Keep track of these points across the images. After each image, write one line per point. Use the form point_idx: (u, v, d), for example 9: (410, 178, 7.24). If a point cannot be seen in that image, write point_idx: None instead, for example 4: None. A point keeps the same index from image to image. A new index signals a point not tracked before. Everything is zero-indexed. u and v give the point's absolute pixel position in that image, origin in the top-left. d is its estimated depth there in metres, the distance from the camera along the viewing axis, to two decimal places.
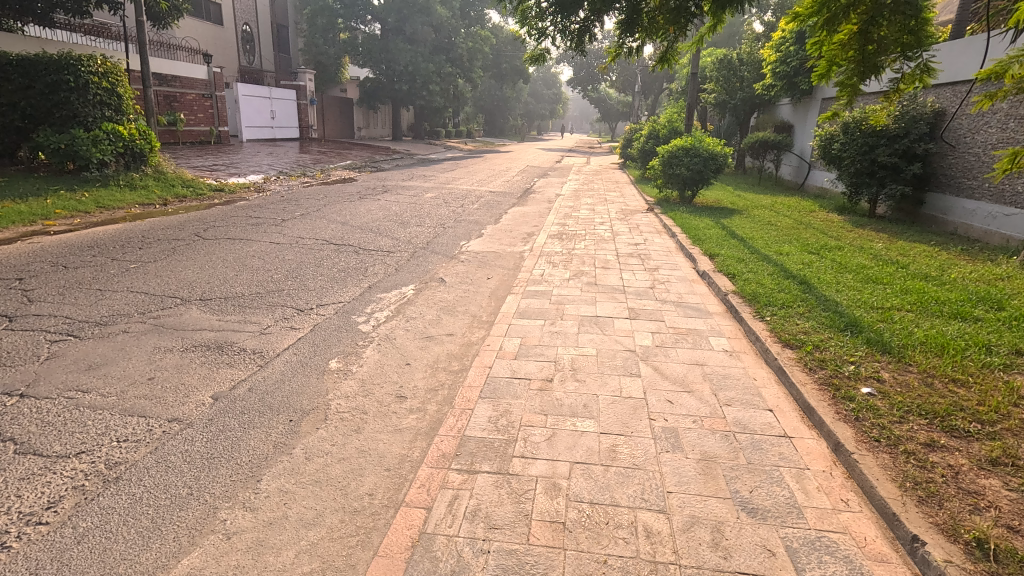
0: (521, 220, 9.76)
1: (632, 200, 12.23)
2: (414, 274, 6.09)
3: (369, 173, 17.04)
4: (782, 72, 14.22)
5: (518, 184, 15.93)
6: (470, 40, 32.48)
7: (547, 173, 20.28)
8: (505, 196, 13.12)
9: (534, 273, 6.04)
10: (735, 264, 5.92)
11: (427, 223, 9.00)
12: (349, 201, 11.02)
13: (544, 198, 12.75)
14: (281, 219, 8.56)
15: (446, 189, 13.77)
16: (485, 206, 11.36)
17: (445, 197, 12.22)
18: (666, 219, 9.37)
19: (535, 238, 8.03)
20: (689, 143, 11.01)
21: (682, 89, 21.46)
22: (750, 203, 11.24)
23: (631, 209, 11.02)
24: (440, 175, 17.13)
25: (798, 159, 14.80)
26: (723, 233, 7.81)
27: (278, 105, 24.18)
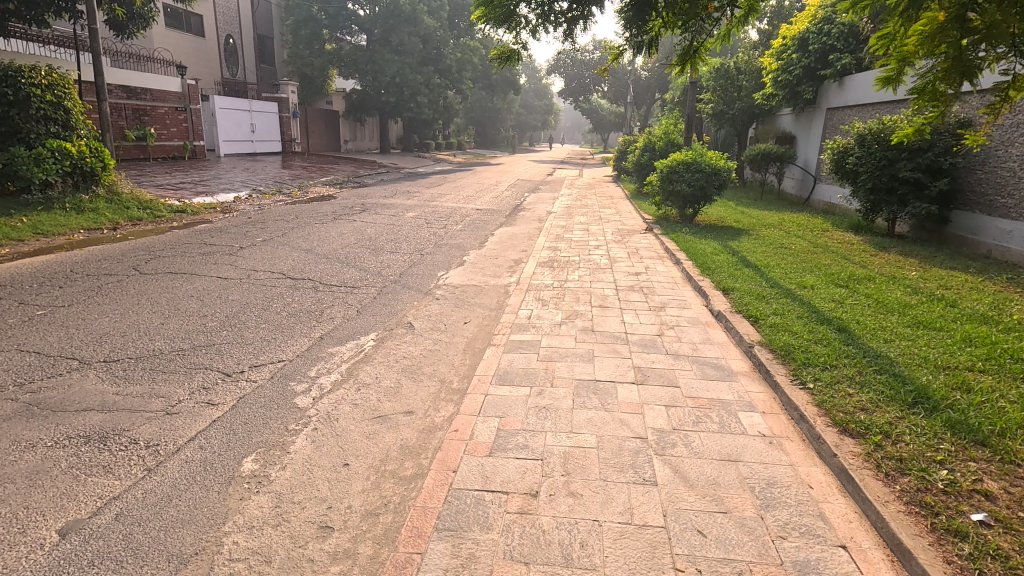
0: (509, 243, 8.88)
1: (628, 219, 11.38)
2: (379, 317, 5.18)
3: (350, 190, 16.18)
4: (785, 81, 13.52)
5: (507, 200, 15.06)
6: (458, 51, 31.89)
7: (536, 187, 19.44)
8: (493, 214, 12.26)
9: (520, 315, 5.14)
10: (755, 303, 5.04)
11: (403, 249, 8.11)
12: (321, 222, 10.14)
13: (534, 217, 11.91)
14: (238, 247, 7.63)
15: (429, 207, 12.89)
16: (470, 226, 10.50)
17: (428, 216, 11.35)
18: (668, 241, 8.48)
19: (523, 266, 7.14)
20: (690, 157, 10.20)
21: (677, 99, 20.79)
22: (756, 222, 10.42)
23: (627, 229, 10.17)
24: (425, 191, 16.26)
25: (802, 172, 14.02)
26: (734, 260, 6.94)
27: (259, 119, 23.29)
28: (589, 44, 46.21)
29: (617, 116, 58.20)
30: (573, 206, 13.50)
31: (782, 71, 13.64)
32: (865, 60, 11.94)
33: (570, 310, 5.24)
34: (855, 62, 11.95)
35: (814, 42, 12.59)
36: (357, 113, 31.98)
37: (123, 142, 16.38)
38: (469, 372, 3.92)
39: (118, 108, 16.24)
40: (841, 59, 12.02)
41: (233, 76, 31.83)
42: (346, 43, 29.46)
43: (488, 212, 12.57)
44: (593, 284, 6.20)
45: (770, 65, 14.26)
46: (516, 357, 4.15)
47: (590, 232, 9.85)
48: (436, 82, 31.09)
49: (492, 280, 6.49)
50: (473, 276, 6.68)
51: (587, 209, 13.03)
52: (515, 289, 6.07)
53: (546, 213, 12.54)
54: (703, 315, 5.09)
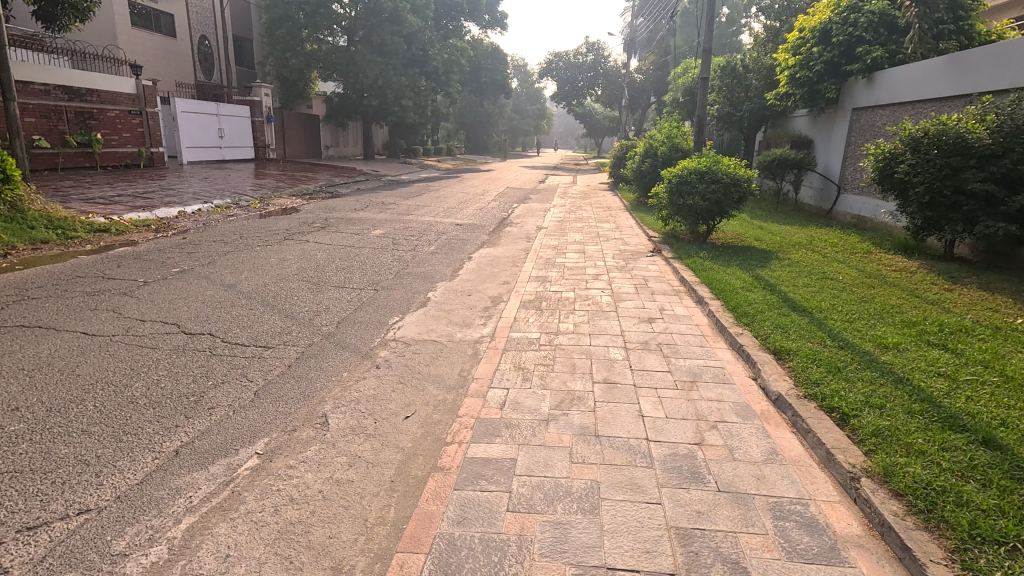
0: (488, 270, 7.31)
1: (628, 236, 9.82)
2: (284, 403, 3.57)
3: (319, 201, 14.59)
4: (804, 79, 12.06)
5: (493, 212, 13.51)
6: (445, 52, 30.42)
7: (526, 196, 17.91)
8: (474, 230, 10.69)
9: (489, 401, 3.55)
10: (832, 382, 3.50)
11: (354, 281, 6.52)
12: (267, 244, 8.54)
13: (522, 234, 10.34)
14: (139, 283, 6.00)
15: (402, 221, 11.31)
16: (444, 247, 8.93)
17: (397, 234, 9.77)
18: (683, 269, 6.89)
19: (502, 308, 5.57)
20: (704, 166, 8.67)
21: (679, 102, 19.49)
22: (781, 241, 8.88)
23: (631, 250, 8.60)
24: (403, 202, 14.66)
25: (822, 180, 12.55)
26: (775, 300, 5.39)
27: (228, 123, 21.66)
28: (581, 46, 44.83)
29: (612, 120, 56.90)
30: (566, 220, 11.95)
31: (800, 67, 12.20)
32: (899, 53, 10.46)
33: (564, 392, 3.64)
34: (887, 56, 10.48)
35: (837, 34, 11.16)
36: (338, 117, 30.43)
37: (65, 149, 14.81)
38: (389, 545, 2.30)
39: (59, 112, 14.61)
40: (871, 52, 10.59)
41: (206, 79, 30.16)
42: (326, 43, 27.91)
43: (470, 228, 11.00)
44: (595, 340, 4.61)
45: (784, 61, 12.87)
46: (474, 502, 2.54)
47: (588, 254, 8.28)
48: (421, 84, 29.61)
49: (459, 331, 4.90)
50: (434, 325, 5.10)
51: (583, 223, 11.51)
52: (489, 348, 4.46)
53: (535, 228, 10.99)
54: (757, 404, 3.48)
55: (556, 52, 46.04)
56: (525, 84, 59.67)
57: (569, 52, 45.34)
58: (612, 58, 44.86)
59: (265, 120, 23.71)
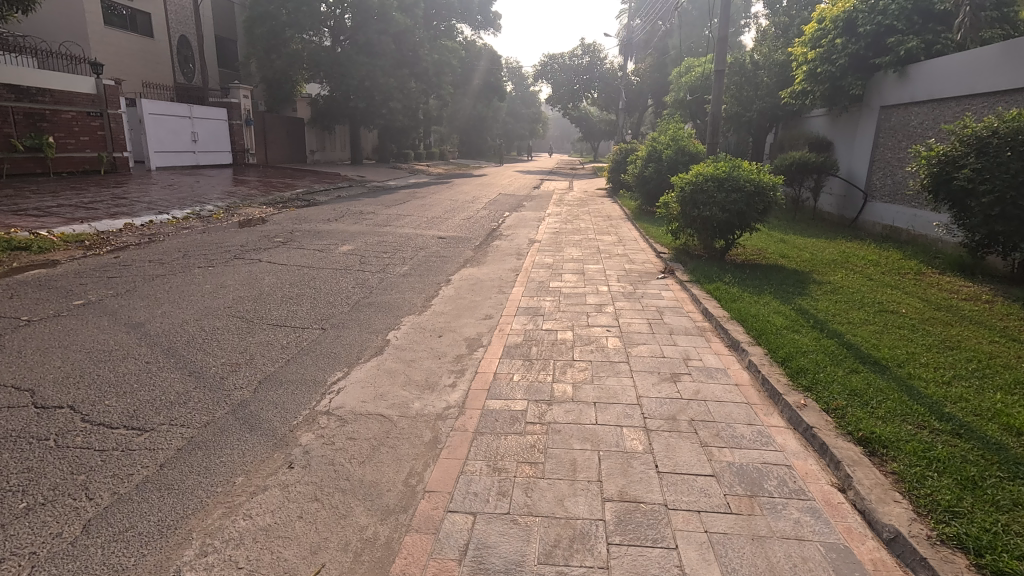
0: (467, 298, 6.08)
1: (633, 252, 8.57)
2: (123, 546, 2.29)
3: (292, 210, 13.31)
4: (825, 74, 10.84)
5: (481, 222, 12.28)
6: (435, 53, 29.23)
7: (519, 204, 16.70)
8: (458, 244, 9.44)
9: (444, 543, 2.29)
10: (980, 512, 2.26)
11: (299, 317, 5.25)
12: (211, 264, 7.26)
13: (512, 249, 9.09)
14: (20, 323, 4.74)
15: (378, 234, 10.09)
16: (421, 266, 7.66)
17: (369, 251, 8.50)
18: (705, 298, 5.65)
19: (479, 357, 4.32)
20: (723, 172, 7.43)
21: (682, 102, 18.42)
22: (812, 258, 7.65)
23: (638, 270, 7.36)
24: (383, 211, 13.38)
25: (845, 186, 11.38)
26: (834, 346, 4.16)
27: (202, 126, 20.38)
28: (577, 48, 43.68)
29: (609, 123, 55.92)
30: (562, 231, 10.70)
31: (820, 62, 10.95)
32: (936, 44, 9.29)
33: (560, 524, 2.38)
34: (923, 47, 9.31)
35: (864, 23, 9.97)
36: (324, 120, 29.16)
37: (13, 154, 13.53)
38: None
39: (5, 113, 13.33)
40: (904, 42, 9.44)
41: (186, 81, 28.87)
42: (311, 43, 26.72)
43: (454, 242, 9.74)
44: (603, 415, 3.35)
45: (802, 56, 11.65)
46: None
47: (588, 275, 7.02)
48: (410, 86, 28.40)
49: (418, 398, 3.62)
50: (386, 386, 3.81)
51: (582, 235, 10.27)
52: (455, 430, 3.20)
53: (528, 242, 9.75)
54: (862, 551, 2.21)
55: (550, 53, 44.86)
56: (519, 87, 58.48)
57: (564, 54, 44.14)
58: (609, 60, 43.75)
59: (243, 123, 22.44)
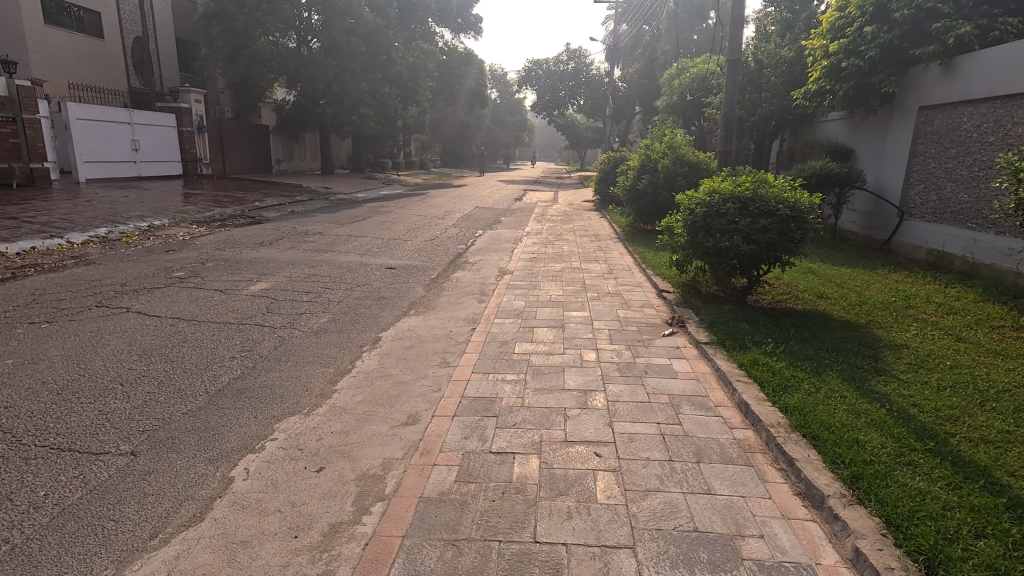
0: (391, 377, 4.19)
1: (627, 290, 6.72)
2: None
3: (226, 232, 11.33)
4: (851, 70, 9.07)
5: (445, 244, 10.42)
6: (410, 55, 27.49)
7: (496, 220, 14.88)
8: (411, 279, 7.56)
9: None
10: None
11: (106, 428, 3.30)
12: (53, 317, 5.31)
13: (476, 285, 7.23)
14: None
15: (312, 263, 8.19)
16: (349, 315, 5.77)
17: (288, 290, 6.58)
18: (738, 381, 3.82)
19: (366, 535, 2.42)
20: (746, 191, 5.64)
21: (677, 105, 16.85)
22: (860, 301, 5.88)
23: (635, 319, 5.53)
24: (335, 230, 11.47)
25: (873, 201, 9.67)
26: (1002, 512, 2.34)
27: (144, 133, 18.33)
28: (562, 54, 42.22)
29: (596, 131, 54.57)
30: (540, 258, 8.85)
31: (845, 56, 9.15)
32: (994, 29, 7.64)
33: None
34: (978, 33, 7.65)
35: (901, 7, 8.29)
36: (291, 127, 27.19)
37: None
38: None
39: None
40: (954, 28, 7.77)
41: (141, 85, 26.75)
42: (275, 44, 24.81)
43: (405, 273, 7.87)
44: None
45: (820, 49, 9.88)
46: None
47: (569, 331, 5.18)
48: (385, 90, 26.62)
49: None
50: None
51: (564, 263, 8.44)
52: None
53: (498, 273, 7.88)
54: None
55: (535, 59, 43.40)
56: (504, 95, 56.95)
57: (549, 60, 42.64)
58: (594, 65, 42.31)
59: (195, 130, 20.41)
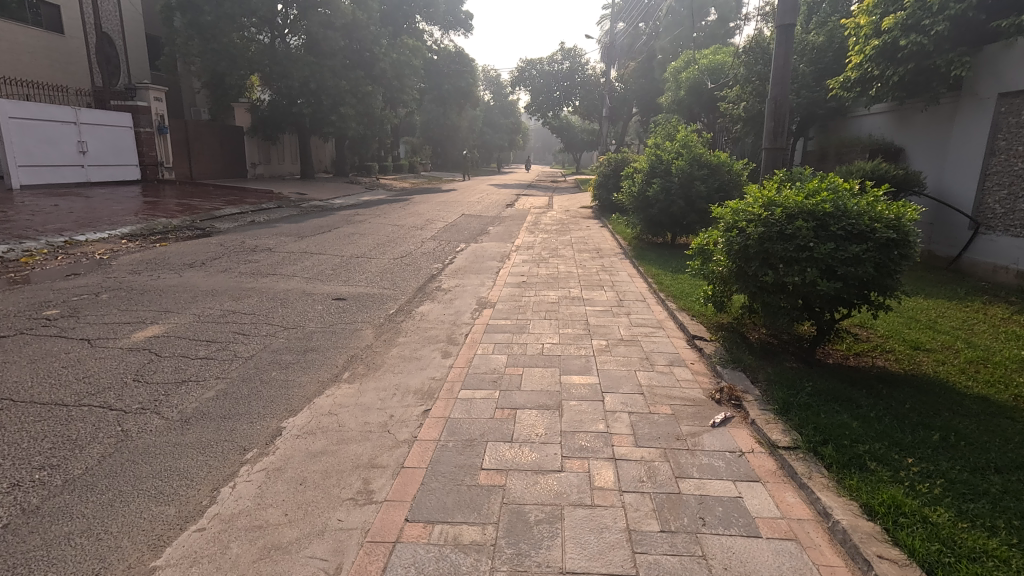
0: (267, 531, 2.43)
1: (645, 337, 4.96)
2: None
3: (159, 249, 9.54)
4: (911, 50, 7.36)
5: (417, 263, 8.65)
6: (395, 52, 25.78)
7: (484, 230, 13.13)
8: (362, 315, 5.80)
9: None
10: None
11: None
12: None
13: (444, 325, 5.47)
14: None
15: (241, 293, 6.41)
16: (251, 384, 3.99)
17: (183, 339, 4.80)
18: (882, 561, 2.08)
19: None
20: (822, 204, 3.92)
21: (684, 100, 15.20)
22: (980, 357, 4.18)
23: (665, 394, 3.77)
24: (289, 246, 9.68)
25: (934, 209, 8.00)
26: None
27: (93, 135, 16.58)
28: (556, 52, 40.61)
29: (591, 133, 52.96)
30: (531, 283, 7.11)
31: (902, 33, 7.41)
32: None
33: None
34: None
35: None
36: (267, 129, 25.36)
37: None
38: None
39: None
40: None
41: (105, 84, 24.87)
42: None
43: (357, 306, 6.10)
44: None
45: (865, 27, 8.16)
46: None
47: (571, 419, 3.41)
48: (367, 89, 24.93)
49: None
50: None
51: (561, 291, 6.69)
52: None
53: (477, 307, 6.13)
54: None
55: (528, 59, 41.75)
56: (497, 96, 55.25)
57: (543, 59, 41.01)
58: (590, 65, 40.73)
59: (154, 131, 18.65)
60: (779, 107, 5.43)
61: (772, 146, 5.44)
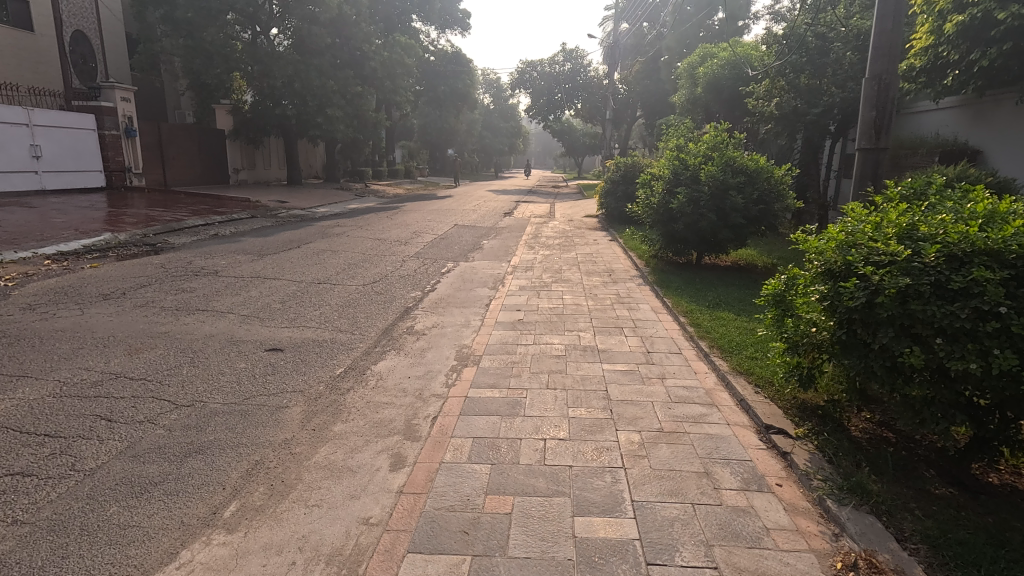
0: None
1: (695, 428, 3.38)
2: None
3: (85, 271, 8.00)
4: (1010, 25, 5.82)
5: (390, 292, 7.11)
6: (387, 51, 24.35)
7: (477, 244, 11.59)
8: (294, 379, 4.21)
9: None
10: None
11: None
12: None
13: (405, 399, 3.89)
14: None
15: (145, 343, 4.84)
16: (59, 537, 2.41)
17: (6, 433, 3.22)
18: None
19: None
20: (1010, 240, 2.40)
21: (700, 98, 13.68)
22: None
23: (755, 570, 2.18)
24: (241, 268, 8.13)
25: None
26: None
27: (49, 138, 15.13)
28: (557, 54, 39.11)
29: (593, 137, 51.45)
30: (529, 325, 5.55)
31: (998, 5, 5.85)
32: None
33: None
34: None
35: None
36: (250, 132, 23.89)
37: None
38: None
39: None
40: None
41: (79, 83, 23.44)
42: None
43: (295, 363, 4.54)
44: None
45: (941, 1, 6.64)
46: None
47: None
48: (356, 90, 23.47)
49: None
50: None
51: (568, 338, 5.11)
52: None
53: (456, 363, 4.55)
54: None
55: (528, 60, 40.23)
56: (497, 99, 53.76)
57: (544, 60, 39.56)
58: (592, 66, 39.25)
59: (121, 134, 17.18)
60: (885, 88, 4.03)
61: (871, 145, 4.12)
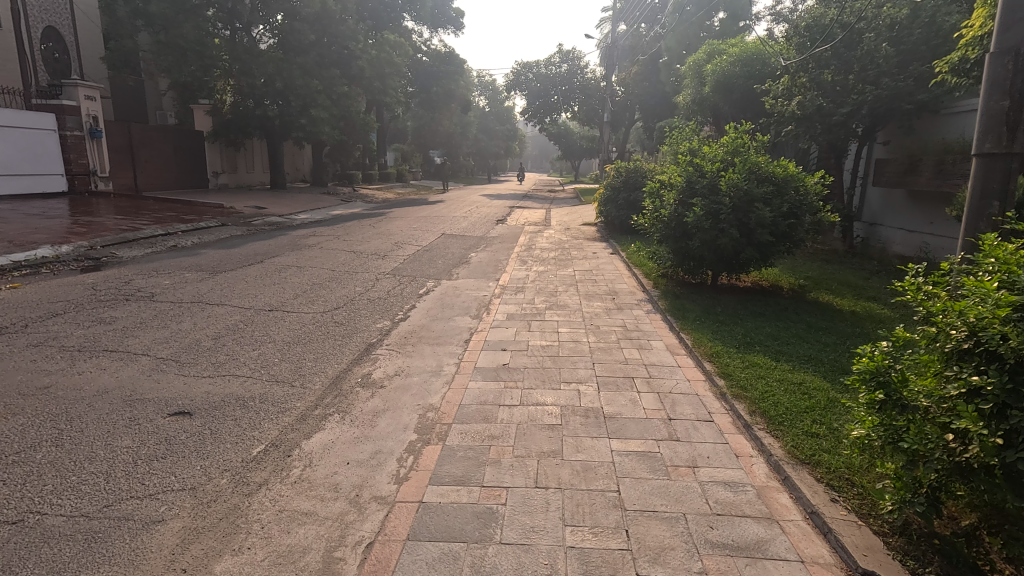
0: None
1: (754, 571, 2.25)
2: None
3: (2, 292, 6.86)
4: None
5: (353, 321, 5.98)
6: (375, 49, 23.26)
7: (465, 257, 10.48)
8: (187, 468, 3.05)
9: None
10: None
11: None
12: None
13: (332, 507, 2.74)
14: None
15: (12, 405, 3.70)
16: None
17: None
18: None
19: None
20: None
21: (708, 98, 12.63)
22: None
23: None
24: (184, 290, 6.99)
25: None
26: None
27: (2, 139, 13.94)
28: (554, 55, 38.12)
29: (591, 141, 50.53)
30: (516, 373, 4.43)
31: None
32: None
33: None
34: None
35: None
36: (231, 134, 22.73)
37: None
38: None
39: None
40: None
41: None
42: None
43: (196, 438, 3.37)
44: None
45: None
46: None
47: None
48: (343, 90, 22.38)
49: None
50: None
51: (564, 397, 3.97)
52: None
53: (415, 439, 3.41)
54: None
55: (524, 61, 39.14)
56: (492, 102, 52.65)
57: (540, 61, 38.55)
58: (590, 68, 38.28)
59: (85, 135, 16.01)
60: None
61: (999, 150, 3.12)
